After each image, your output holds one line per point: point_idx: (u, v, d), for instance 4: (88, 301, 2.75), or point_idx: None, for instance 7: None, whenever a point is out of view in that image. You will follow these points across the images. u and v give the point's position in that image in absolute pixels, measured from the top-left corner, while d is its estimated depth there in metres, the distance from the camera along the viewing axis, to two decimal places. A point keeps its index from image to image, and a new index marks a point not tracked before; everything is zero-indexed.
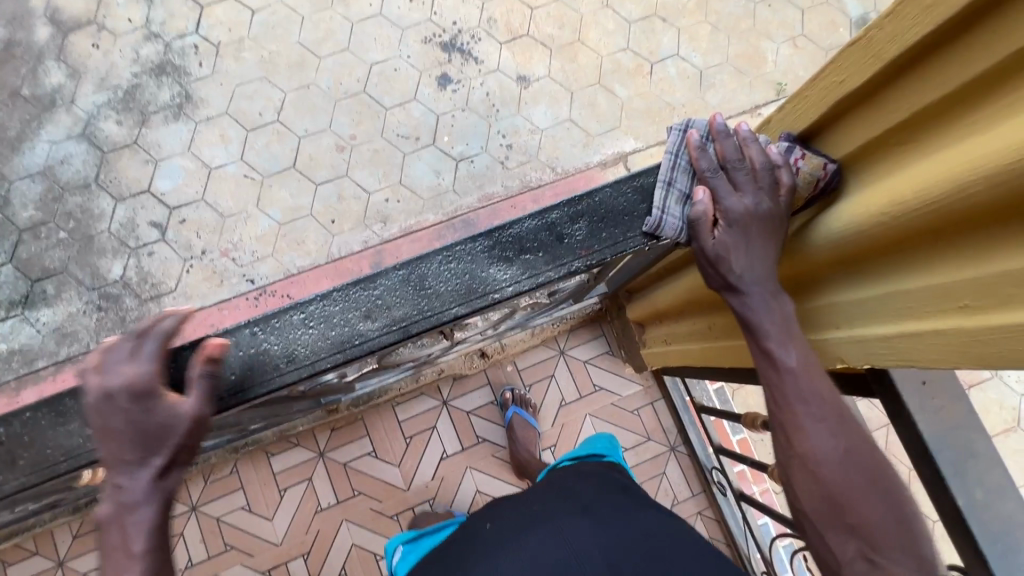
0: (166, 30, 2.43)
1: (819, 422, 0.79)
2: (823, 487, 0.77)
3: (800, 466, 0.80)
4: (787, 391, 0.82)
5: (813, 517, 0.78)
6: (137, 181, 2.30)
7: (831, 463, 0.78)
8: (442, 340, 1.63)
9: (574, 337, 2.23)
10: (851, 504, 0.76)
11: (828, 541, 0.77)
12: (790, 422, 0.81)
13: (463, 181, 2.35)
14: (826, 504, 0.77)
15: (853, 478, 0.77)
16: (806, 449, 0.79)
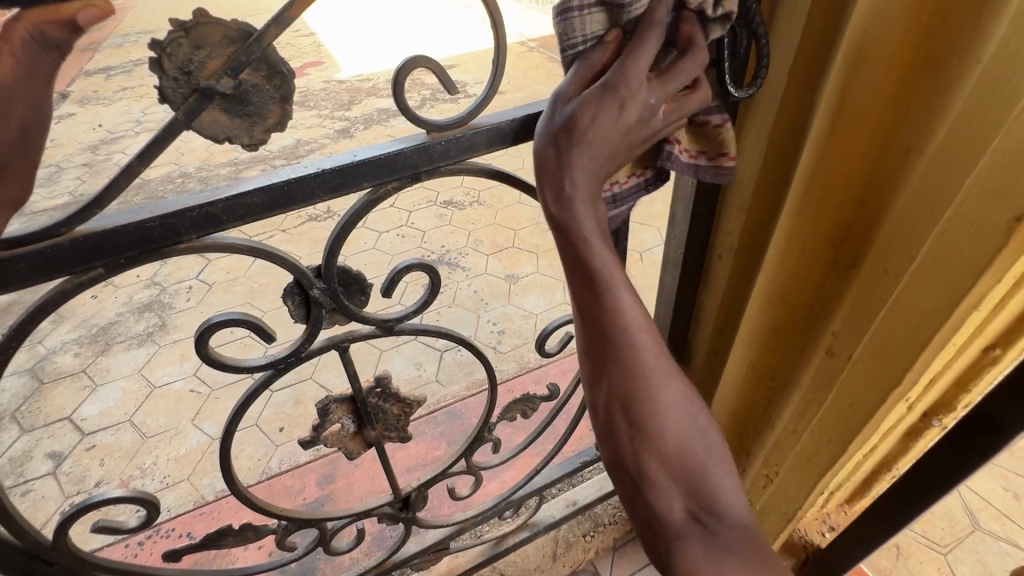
0: (169, 279, 2.51)
1: (635, 329, 0.53)
2: (637, 434, 0.52)
3: (616, 417, 0.53)
4: (601, 293, 0.52)
5: (632, 478, 0.53)
6: (60, 409, 1.95)
7: (656, 402, 0.52)
8: (386, 508, 0.95)
9: (623, 558, 1.36)
10: (681, 446, 0.52)
11: (652, 507, 0.52)
12: (606, 355, 0.53)
13: (449, 370, 1.94)
14: (646, 443, 0.52)
15: (676, 411, 0.52)
16: (630, 391, 0.52)
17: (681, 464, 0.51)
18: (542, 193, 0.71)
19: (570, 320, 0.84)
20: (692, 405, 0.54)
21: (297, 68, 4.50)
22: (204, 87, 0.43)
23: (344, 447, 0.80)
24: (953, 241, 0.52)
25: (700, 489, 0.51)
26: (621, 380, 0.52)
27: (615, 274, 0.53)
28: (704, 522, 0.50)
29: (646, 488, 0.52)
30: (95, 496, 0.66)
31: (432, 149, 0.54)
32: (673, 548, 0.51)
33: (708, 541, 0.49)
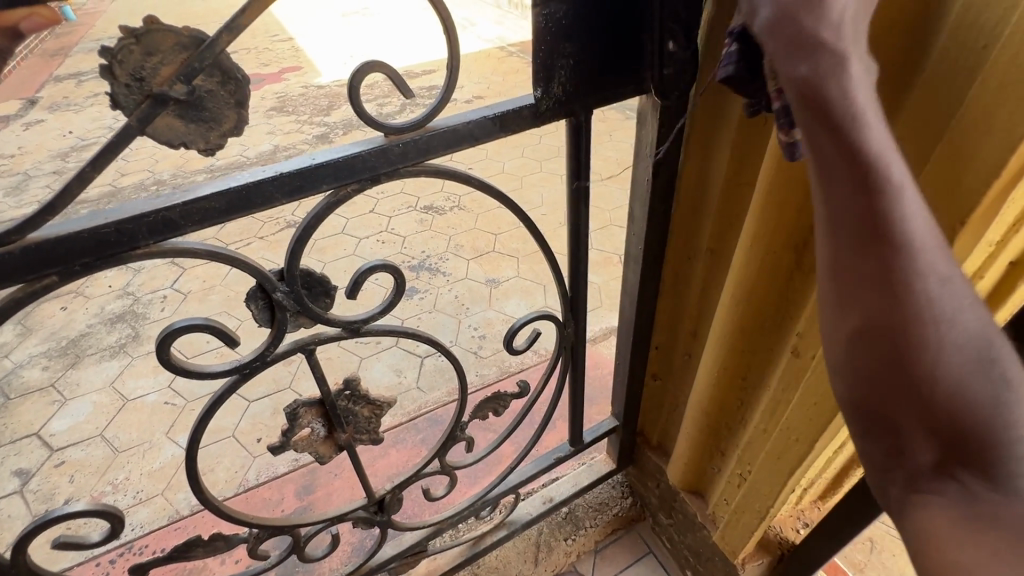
0: (142, 289, 2.46)
1: (922, 243, 0.37)
2: (899, 381, 0.39)
3: (864, 353, 0.40)
4: (880, 186, 0.36)
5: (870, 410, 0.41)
6: (28, 425, 1.89)
7: (937, 345, 0.37)
8: (361, 513, 0.94)
9: (604, 561, 1.36)
10: (969, 405, 0.37)
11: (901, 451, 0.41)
12: (870, 272, 0.38)
13: (430, 376, 1.93)
14: (897, 395, 0.39)
15: (976, 355, 0.37)
16: (897, 322, 0.38)
17: (955, 423, 0.38)
18: (504, 194, 0.71)
19: (537, 317, 0.90)
20: (986, 338, 0.38)
21: (275, 73, 4.45)
22: (157, 93, 0.43)
23: (315, 452, 0.79)
24: None
25: (984, 455, 0.37)
26: (879, 308, 0.38)
27: (895, 160, 0.36)
28: (965, 481, 0.38)
29: (891, 433, 0.40)
30: (54, 512, 0.64)
31: (390, 151, 0.54)
32: (915, 503, 0.40)
33: (975, 513, 0.37)
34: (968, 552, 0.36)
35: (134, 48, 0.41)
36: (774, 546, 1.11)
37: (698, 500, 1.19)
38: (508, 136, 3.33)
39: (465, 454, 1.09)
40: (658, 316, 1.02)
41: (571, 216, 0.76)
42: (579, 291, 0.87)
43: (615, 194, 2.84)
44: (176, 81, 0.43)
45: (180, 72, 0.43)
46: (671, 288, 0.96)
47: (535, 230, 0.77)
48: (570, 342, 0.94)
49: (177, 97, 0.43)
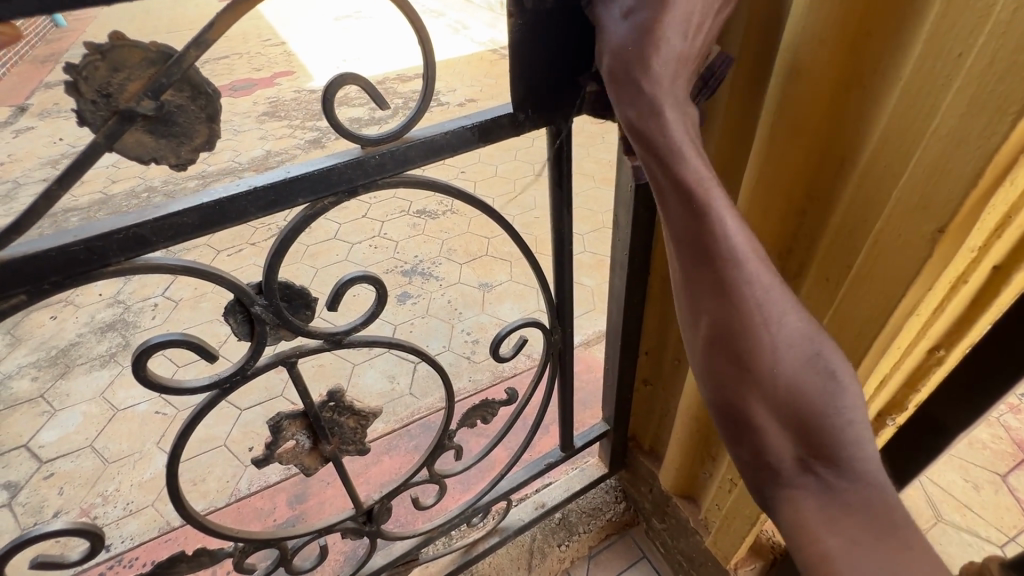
0: (133, 297, 2.44)
1: (746, 257, 0.45)
2: (748, 382, 0.47)
3: (719, 358, 0.48)
4: (704, 207, 0.44)
5: (727, 409, 0.49)
6: (17, 436, 1.87)
7: (767, 344, 0.45)
8: (349, 523, 0.94)
9: (598, 566, 1.35)
10: (804, 396, 0.46)
11: (765, 442, 0.48)
12: (711, 287, 0.46)
13: (423, 381, 1.92)
14: (748, 391, 0.47)
15: (804, 352, 0.46)
16: (733, 328, 0.46)
17: (802, 417, 0.46)
18: (484, 202, 0.71)
19: (523, 324, 0.90)
20: (814, 341, 0.46)
21: (266, 77, 4.43)
22: (124, 110, 0.42)
23: (300, 464, 0.78)
24: (894, 244, 0.53)
25: (827, 442, 0.45)
26: (724, 315, 0.46)
27: (715, 186, 0.45)
28: (820, 473, 0.46)
29: (750, 430, 0.48)
30: (31, 531, 0.63)
31: (366, 163, 0.54)
32: (781, 495, 0.48)
33: (830, 500, 0.45)
34: (830, 534, 0.44)
35: (103, 63, 0.40)
36: (767, 550, 1.11)
37: (691, 505, 1.19)
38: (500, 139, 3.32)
39: (455, 462, 1.08)
40: (648, 322, 1.01)
41: (555, 223, 0.75)
42: (565, 298, 0.86)
43: (608, 197, 2.84)
44: (144, 94, 0.42)
45: (149, 86, 0.42)
46: (659, 294, 0.96)
47: (519, 239, 0.76)
48: (558, 348, 0.94)
49: (145, 110, 0.43)
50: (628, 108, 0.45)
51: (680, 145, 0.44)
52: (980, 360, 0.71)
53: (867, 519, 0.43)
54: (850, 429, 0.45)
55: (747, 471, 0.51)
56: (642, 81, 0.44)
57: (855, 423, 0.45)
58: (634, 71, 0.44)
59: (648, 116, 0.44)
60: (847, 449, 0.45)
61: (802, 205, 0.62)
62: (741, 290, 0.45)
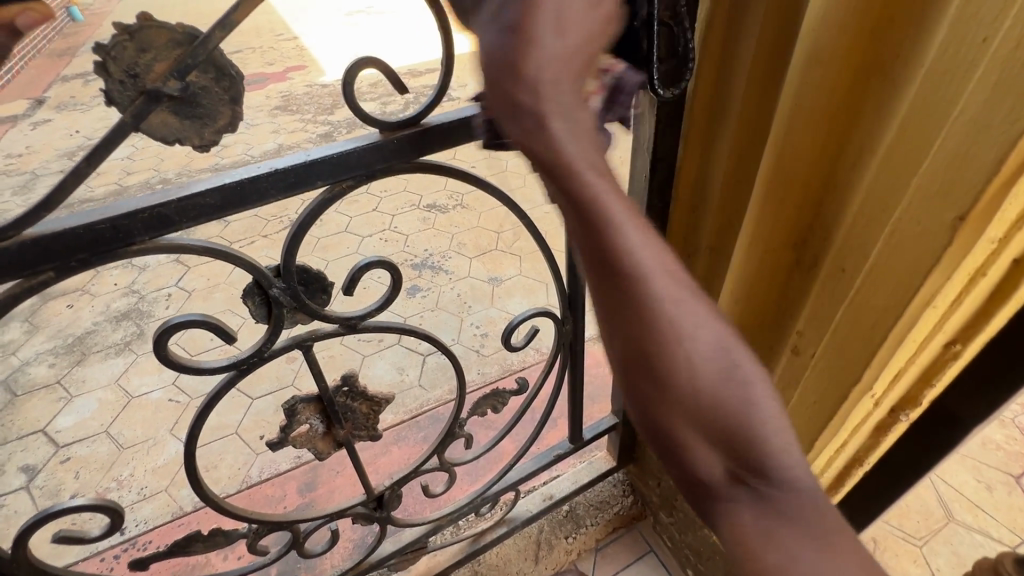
0: (147, 287, 2.47)
1: (638, 231, 0.38)
2: (659, 386, 0.38)
3: (628, 358, 0.38)
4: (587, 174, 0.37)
5: (643, 421, 0.39)
6: (34, 421, 1.91)
7: (672, 334, 0.37)
8: (360, 508, 0.95)
9: (605, 559, 1.36)
10: (718, 397, 0.37)
11: (689, 461, 0.38)
12: (607, 269, 0.38)
13: (432, 374, 1.94)
14: (660, 396, 0.38)
15: (712, 341, 0.38)
16: (635, 316, 0.37)
17: (723, 423, 0.37)
18: (498, 190, 0.71)
19: (534, 314, 0.90)
20: (711, 328, 0.38)
21: (279, 72, 4.46)
22: (150, 90, 0.43)
23: (314, 448, 0.79)
24: (914, 230, 0.52)
25: (756, 454, 0.37)
26: (623, 302, 0.37)
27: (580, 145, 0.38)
28: (756, 491, 0.37)
29: (673, 452, 0.38)
30: (53, 507, 0.64)
31: (385, 147, 0.54)
32: (724, 525, 0.38)
33: (776, 519, 0.36)
34: (797, 561, 0.35)
35: (131, 46, 0.41)
36: None
37: None
38: (511, 134, 3.32)
39: (464, 451, 1.09)
40: None
41: None
42: (577, 288, 0.87)
43: None
44: (170, 76, 0.43)
45: (174, 69, 0.43)
46: None
47: (532, 227, 0.77)
48: (569, 340, 0.94)
49: (171, 92, 0.43)
50: (485, 63, 0.39)
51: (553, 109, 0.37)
52: (997, 356, 0.70)
53: (814, 538, 0.35)
54: (771, 435, 0.37)
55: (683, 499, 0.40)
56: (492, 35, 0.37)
57: (776, 426, 0.37)
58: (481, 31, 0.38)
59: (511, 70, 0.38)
60: (777, 459, 0.36)
61: (817, 193, 0.62)
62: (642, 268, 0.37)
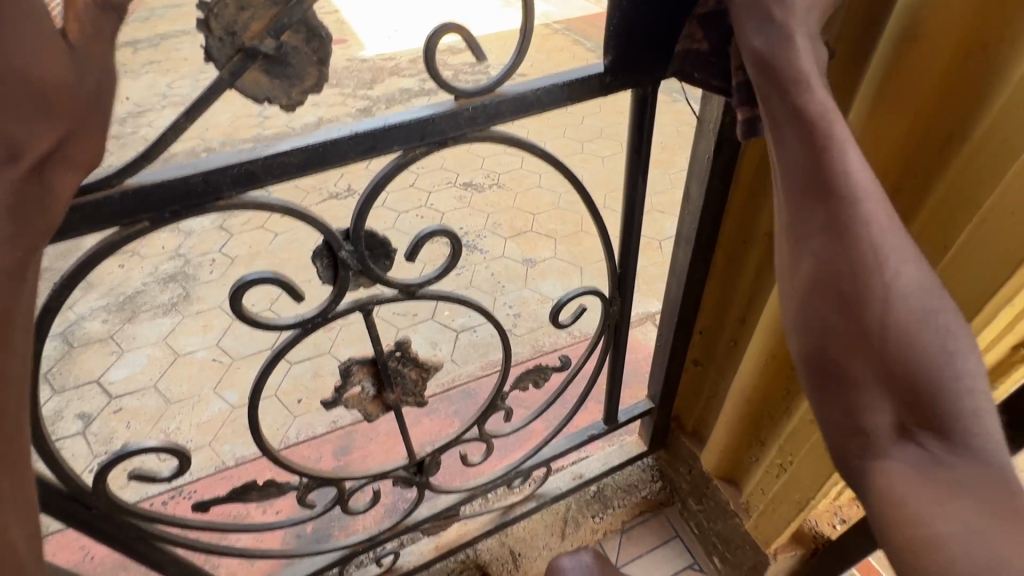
0: (193, 251, 2.56)
1: (877, 219, 0.48)
2: (856, 328, 0.49)
3: (831, 313, 0.51)
4: (842, 166, 0.48)
5: (831, 365, 0.52)
6: (89, 372, 2.02)
7: (880, 291, 0.48)
8: (401, 471, 0.98)
9: (630, 541, 1.38)
10: (920, 365, 0.47)
11: (869, 404, 0.50)
12: (829, 229, 0.49)
13: (464, 350, 1.96)
14: (857, 350, 0.50)
15: (930, 323, 0.48)
16: (851, 284, 0.49)
17: (909, 377, 0.47)
18: (561, 164, 0.71)
19: (583, 293, 0.90)
20: (931, 309, 0.48)
21: None
22: (248, 48, 0.44)
23: (364, 410, 0.82)
24: (1012, 224, 0.50)
25: (936, 409, 0.47)
26: (836, 255, 0.49)
27: (851, 142, 0.49)
28: (925, 443, 0.47)
29: (853, 394, 0.51)
30: (130, 446, 0.69)
31: (460, 115, 0.55)
32: (878, 464, 0.50)
33: (930, 471, 0.46)
34: (930, 502, 0.45)
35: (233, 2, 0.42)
36: (806, 540, 1.10)
37: (731, 489, 1.19)
38: (550, 115, 3.28)
39: (502, 424, 1.11)
40: (706, 300, 1.00)
41: (627, 190, 0.75)
42: (629, 267, 0.86)
43: (658, 180, 2.77)
44: (265, 34, 0.44)
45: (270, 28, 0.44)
46: (722, 272, 0.94)
47: (591, 204, 0.76)
48: (614, 321, 0.94)
49: (264, 50, 0.44)
50: (755, 41, 0.50)
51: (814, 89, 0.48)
52: None
53: (978, 492, 0.44)
54: (970, 404, 0.46)
55: (837, 441, 0.53)
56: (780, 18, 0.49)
57: (967, 391, 0.46)
58: (775, 48, 0.49)
59: (778, 48, 0.49)
60: (958, 422, 0.46)
61: (894, 183, 0.60)
62: (861, 231, 0.48)
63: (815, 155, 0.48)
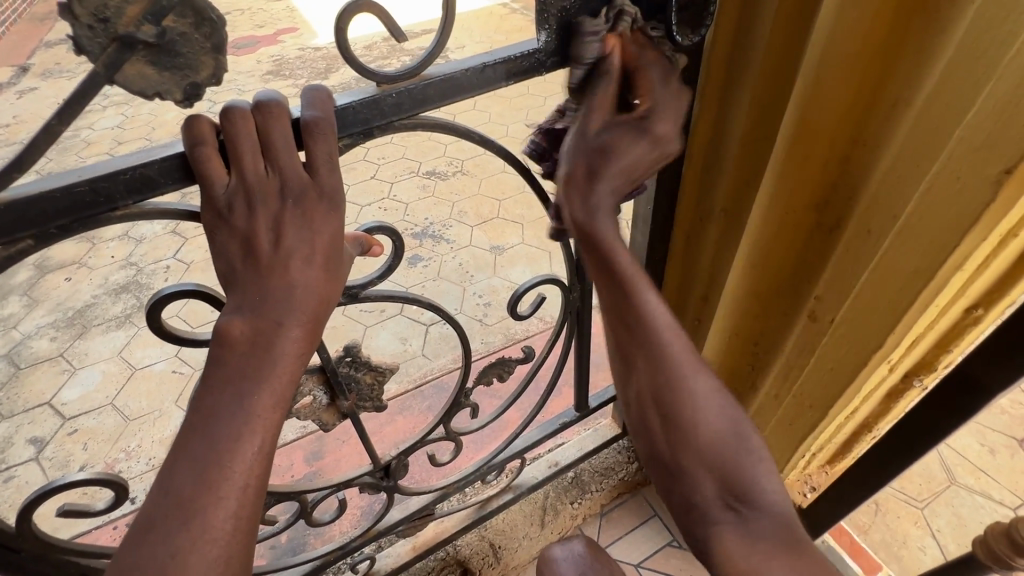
0: (145, 259, 2.44)
1: (667, 334, 0.61)
2: (676, 436, 0.61)
3: (652, 414, 0.62)
4: (636, 296, 0.61)
5: (658, 454, 0.62)
6: (39, 394, 1.91)
7: (688, 397, 0.60)
8: (366, 477, 0.94)
9: (610, 524, 1.37)
10: (717, 446, 0.60)
11: (688, 486, 0.61)
12: (645, 357, 0.61)
13: (435, 344, 1.93)
14: (679, 441, 0.61)
15: (726, 417, 0.61)
16: (662, 391, 0.61)
17: (718, 457, 0.59)
18: (505, 151, 0.67)
19: (542, 282, 0.87)
20: (718, 401, 0.61)
21: (269, 34, 4.28)
22: (124, 36, 0.39)
23: (318, 419, 0.78)
24: (957, 190, 0.50)
25: (742, 486, 0.58)
26: (653, 375, 0.61)
27: (641, 277, 0.61)
28: (739, 511, 0.58)
29: (679, 479, 0.61)
30: (57, 480, 0.63)
31: (383, 102, 0.50)
32: (709, 533, 0.59)
33: (747, 532, 0.57)
34: (757, 561, 0.55)
35: None
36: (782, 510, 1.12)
37: None
38: (511, 98, 3.21)
39: (470, 420, 1.08)
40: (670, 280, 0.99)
41: None
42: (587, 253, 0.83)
43: None
44: (146, 18, 0.39)
45: (151, 12, 0.39)
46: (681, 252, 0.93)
47: (540, 190, 0.73)
48: (576, 309, 0.92)
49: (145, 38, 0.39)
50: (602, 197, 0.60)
51: (621, 261, 0.61)
52: None
53: (781, 542, 0.55)
54: (759, 469, 0.59)
55: (681, 516, 0.62)
56: (586, 208, 0.60)
57: (758, 466, 0.59)
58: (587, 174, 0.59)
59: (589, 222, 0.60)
60: (751, 488, 0.58)
61: (834, 160, 0.59)
62: (674, 362, 0.61)
63: (617, 289, 0.61)
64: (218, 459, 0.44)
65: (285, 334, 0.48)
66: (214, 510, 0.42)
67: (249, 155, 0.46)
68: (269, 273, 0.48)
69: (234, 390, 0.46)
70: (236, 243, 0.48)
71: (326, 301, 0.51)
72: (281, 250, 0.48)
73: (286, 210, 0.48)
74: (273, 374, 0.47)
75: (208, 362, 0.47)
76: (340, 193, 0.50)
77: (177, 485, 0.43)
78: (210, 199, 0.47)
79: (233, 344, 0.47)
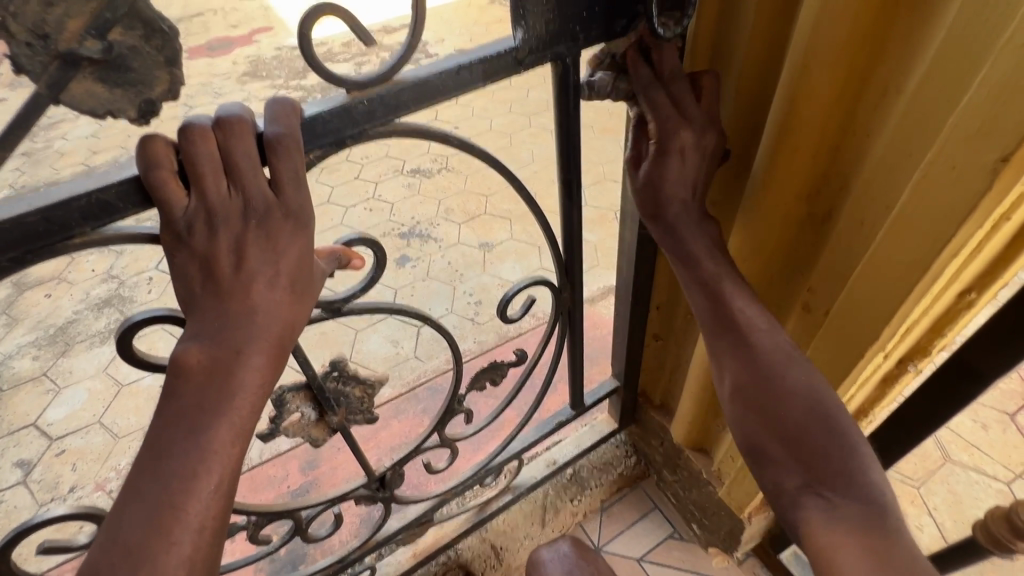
0: (126, 271, 2.38)
1: (756, 323, 0.62)
2: (762, 421, 0.61)
3: (739, 401, 0.63)
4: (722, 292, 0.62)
5: (747, 439, 0.64)
6: (24, 416, 1.87)
7: (779, 384, 0.60)
8: (360, 489, 0.92)
9: (610, 519, 1.37)
10: (806, 433, 0.59)
11: (776, 471, 0.61)
12: (731, 345, 0.63)
13: (427, 345, 1.91)
14: (765, 427, 0.61)
15: (813, 404, 0.59)
16: (756, 377, 0.61)
17: (806, 442, 0.59)
18: (487, 153, 0.65)
19: (531, 283, 0.85)
20: (818, 386, 0.60)
21: (244, 35, 4.18)
22: (66, 53, 0.36)
23: (308, 436, 0.76)
24: (950, 179, 0.48)
25: (832, 472, 0.57)
26: (745, 364, 0.62)
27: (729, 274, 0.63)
28: (825, 494, 0.57)
29: (765, 462, 0.62)
30: (34, 518, 0.60)
31: (354, 110, 0.48)
32: (798, 518, 0.58)
33: (835, 517, 0.55)
34: (845, 548, 0.53)
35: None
36: None
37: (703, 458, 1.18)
38: (494, 91, 3.17)
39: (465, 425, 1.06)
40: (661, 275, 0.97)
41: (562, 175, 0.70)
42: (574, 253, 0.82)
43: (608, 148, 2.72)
44: (90, 32, 0.36)
45: (95, 26, 0.36)
46: None
47: (524, 190, 0.71)
48: (566, 309, 0.90)
49: (90, 53, 0.37)
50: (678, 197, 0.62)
51: (708, 261, 0.63)
52: None
53: (873, 530, 0.53)
54: (852, 456, 0.57)
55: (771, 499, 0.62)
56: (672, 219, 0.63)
57: (856, 451, 0.57)
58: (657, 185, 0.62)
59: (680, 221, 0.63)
60: (845, 472, 0.56)
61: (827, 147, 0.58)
62: (758, 349, 0.61)
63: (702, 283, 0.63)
64: (171, 500, 0.43)
65: (246, 363, 0.46)
66: (166, 555, 0.42)
67: (206, 173, 0.43)
68: (230, 298, 0.46)
69: (188, 425, 0.44)
70: (195, 265, 0.46)
71: (293, 324, 0.49)
72: (242, 273, 0.46)
73: (249, 230, 0.46)
74: (230, 408, 0.45)
75: (163, 397, 0.46)
76: (308, 211, 0.48)
77: (125, 530, 0.42)
78: (168, 222, 0.44)
79: (190, 375, 0.45)
